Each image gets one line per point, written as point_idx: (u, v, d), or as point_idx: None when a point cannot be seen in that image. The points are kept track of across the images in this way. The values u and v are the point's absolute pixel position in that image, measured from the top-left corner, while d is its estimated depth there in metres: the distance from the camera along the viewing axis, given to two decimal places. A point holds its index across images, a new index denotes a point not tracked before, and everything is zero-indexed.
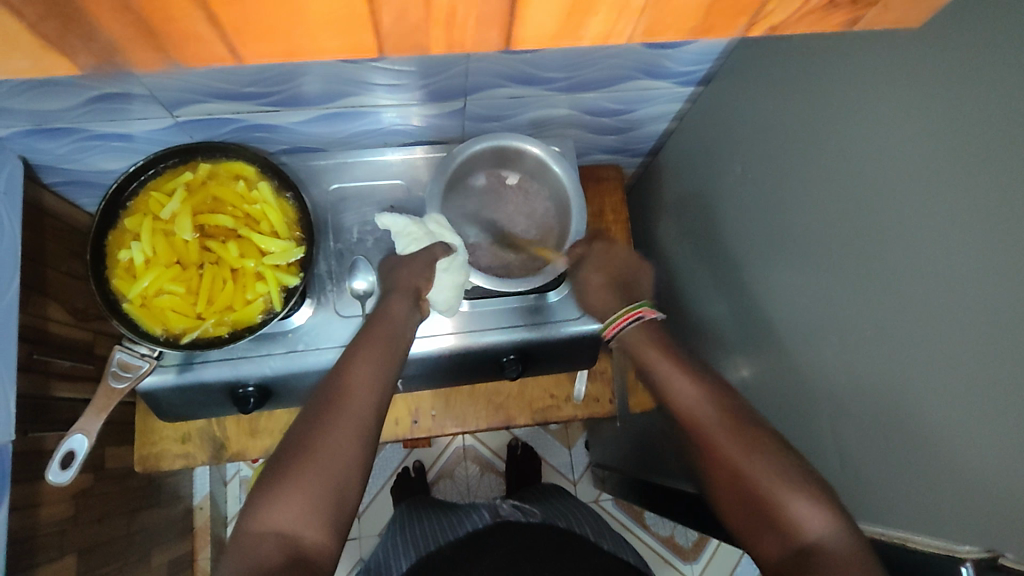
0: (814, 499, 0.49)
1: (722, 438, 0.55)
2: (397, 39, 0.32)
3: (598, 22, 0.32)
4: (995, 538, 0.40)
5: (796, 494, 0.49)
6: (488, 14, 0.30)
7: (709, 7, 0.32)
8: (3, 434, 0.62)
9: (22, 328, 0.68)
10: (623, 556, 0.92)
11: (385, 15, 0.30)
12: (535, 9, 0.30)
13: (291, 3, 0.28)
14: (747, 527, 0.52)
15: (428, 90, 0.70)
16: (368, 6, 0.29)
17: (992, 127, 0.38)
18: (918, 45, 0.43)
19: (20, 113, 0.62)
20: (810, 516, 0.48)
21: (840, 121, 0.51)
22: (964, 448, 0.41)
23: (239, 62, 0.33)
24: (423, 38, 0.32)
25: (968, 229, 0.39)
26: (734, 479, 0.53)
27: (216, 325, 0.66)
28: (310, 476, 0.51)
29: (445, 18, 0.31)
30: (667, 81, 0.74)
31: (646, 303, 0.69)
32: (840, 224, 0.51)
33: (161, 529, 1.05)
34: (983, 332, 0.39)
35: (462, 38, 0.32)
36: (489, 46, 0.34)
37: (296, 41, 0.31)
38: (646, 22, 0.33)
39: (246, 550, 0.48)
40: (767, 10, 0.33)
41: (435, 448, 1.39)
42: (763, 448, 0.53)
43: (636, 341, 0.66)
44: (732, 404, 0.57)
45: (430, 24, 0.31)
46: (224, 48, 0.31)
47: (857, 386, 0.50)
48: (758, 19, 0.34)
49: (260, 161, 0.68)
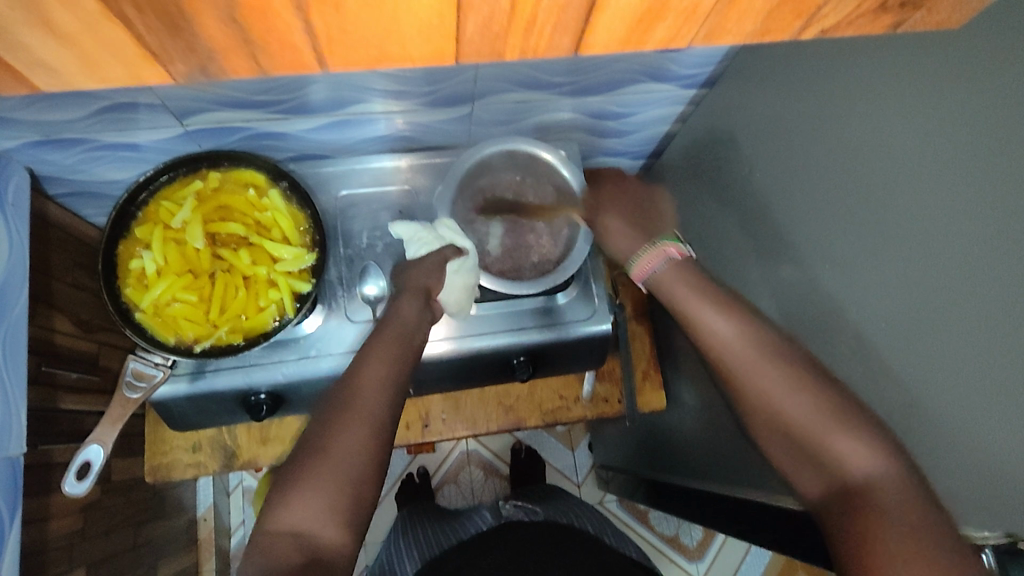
0: (859, 432, 0.47)
1: (756, 372, 0.52)
2: (476, 46, 0.38)
3: (665, 27, 0.38)
4: (1014, 522, 0.41)
5: (840, 431, 0.47)
6: (566, 21, 0.36)
7: (771, 9, 0.38)
8: (17, 446, 0.61)
9: (31, 340, 0.68)
10: (628, 552, 0.91)
11: (469, 25, 0.36)
12: (607, 18, 0.37)
13: (393, 17, 0.34)
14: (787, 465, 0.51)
15: (436, 97, 0.71)
16: (456, 18, 0.35)
17: (993, 123, 0.39)
18: (923, 47, 0.44)
19: (27, 123, 0.62)
20: (853, 451, 0.47)
21: (844, 120, 0.52)
22: (976, 434, 0.42)
23: (322, 68, 0.38)
24: (502, 45, 0.38)
25: (973, 221, 0.41)
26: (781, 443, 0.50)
27: (229, 333, 0.66)
28: (325, 475, 0.50)
29: (523, 25, 0.37)
30: (670, 84, 0.76)
31: (672, 236, 0.61)
32: (846, 222, 0.53)
33: (167, 541, 1.04)
34: (990, 320, 0.40)
35: (537, 44, 0.39)
36: (560, 50, 0.40)
37: (388, 49, 0.37)
38: (707, 29, 0.40)
39: (266, 550, 0.47)
40: (818, 15, 0.40)
41: (440, 453, 1.39)
42: (790, 416, 0.50)
43: (669, 282, 0.58)
44: (768, 344, 0.52)
45: (510, 32, 0.37)
46: (312, 55, 0.37)
47: (869, 378, 0.51)
48: (813, 22, 0.40)
49: (271, 169, 0.68)
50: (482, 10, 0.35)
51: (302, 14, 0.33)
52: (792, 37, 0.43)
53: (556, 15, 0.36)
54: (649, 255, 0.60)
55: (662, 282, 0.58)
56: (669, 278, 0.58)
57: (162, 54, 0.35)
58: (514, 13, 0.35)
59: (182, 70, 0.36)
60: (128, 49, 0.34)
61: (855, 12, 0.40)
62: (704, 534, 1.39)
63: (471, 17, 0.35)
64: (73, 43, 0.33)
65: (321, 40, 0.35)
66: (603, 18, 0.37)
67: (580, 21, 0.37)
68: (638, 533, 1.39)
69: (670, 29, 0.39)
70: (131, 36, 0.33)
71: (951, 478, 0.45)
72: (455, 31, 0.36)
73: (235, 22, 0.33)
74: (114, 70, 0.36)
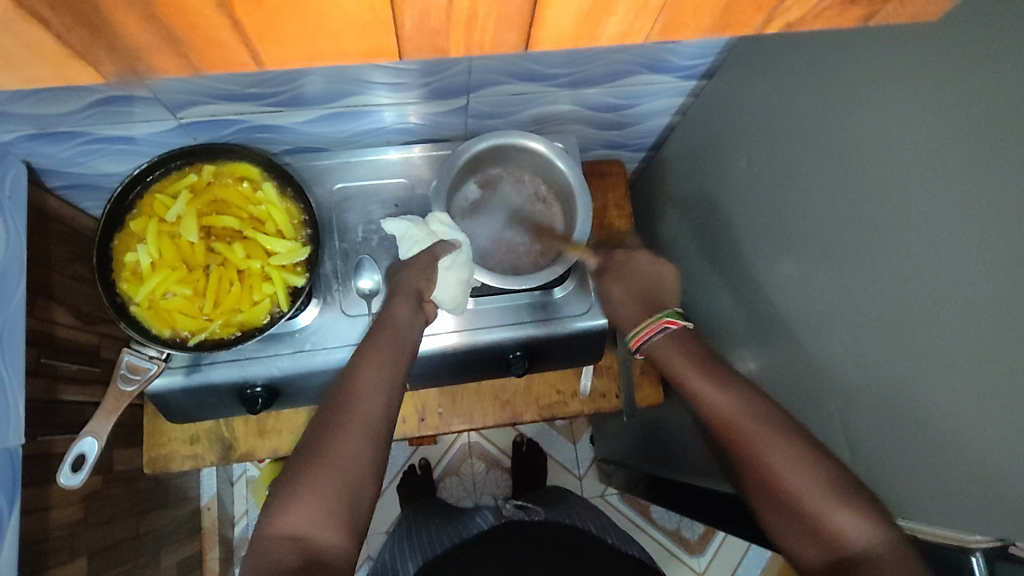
0: (849, 503, 0.50)
1: (753, 438, 0.55)
2: (416, 44, 0.39)
3: (618, 22, 0.39)
4: (1005, 529, 0.40)
5: (838, 501, 0.50)
6: (508, 16, 0.37)
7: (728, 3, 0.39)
8: (13, 437, 0.61)
9: (29, 332, 0.68)
10: (629, 552, 0.91)
11: (406, 21, 0.37)
12: (555, 11, 0.38)
13: (320, 24, 0.36)
14: (772, 486, 0.53)
15: (431, 88, 0.70)
16: (390, 14, 0.36)
17: (994, 118, 0.38)
18: (923, 41, 0.43)
19: (23, 116, 0.62)
20: (847, 521, 0.49)
21: (841, 114, 0.51)
22: (970, 438, 0.41)
23: (258, 66, 0.39)
24: (443, 40, 0.39)
25: (969, 221, 0.40)
26: (783, 504, 0.53)
27: (223, 326, 0.66)
28: (323, 480, 0.51)
29: (463, 21, 0.38)
30: (669, 75, 0.74)
31: (670, 311, 0.67)
32: (845, 218, 0.51)
33: (169, 530, 1.05)
34: (985, 324, 0.39)
35: (482, 39, 0.40)
36: (509, 44, 0.40)
37: (323, 46, 0.38)
38: (663, 21, 0.40)
39: (266, 554, 0.48)
40: (782, 7, 0.40)
41: (441, 445, 1.39)
42: (783, 507, 0.53)
43: (664, 352, 0.65)
44: (762, 404, 0.57)
45: (451, 27, 0.38)
46: (246, 55, 0.38)
47: (861, 380, 0.51)
48: (774, 17, 0.41)
49: (264, 162, 0.68)
50: (417, 5, 0.35)
51: (225, 11, 0.34)
52: (758, 30, 0.43)
53: (497, 9, 0.37)
54: (644, 329, 0.67)
55: (657, 353, 0.66)
56: (665, 348, 0.65)
57: (97, 54, 0.37)
58: (451, 9, 0.36)
59: (106, 67, 0.38)
60: (53, 47, 0.36)
61: (820, 5, 0.40)
62: (705, 529, 1.38)
63: (406, 12, 0.36)
64: (11, 29, 0.33)
65: (252, 38, 0.36)
66: (550, 12, 0.38)
67: (525, 15, 0.38)
68: (639, 527, 1.39)
69: (621, 23, 0.40)
70: (50, 35, 0.35)
71: (939, 483, 0.44)
72: (389, 26, 0.37)
73: (155, 20, 0.34)
74: (38, 68, 0.38)
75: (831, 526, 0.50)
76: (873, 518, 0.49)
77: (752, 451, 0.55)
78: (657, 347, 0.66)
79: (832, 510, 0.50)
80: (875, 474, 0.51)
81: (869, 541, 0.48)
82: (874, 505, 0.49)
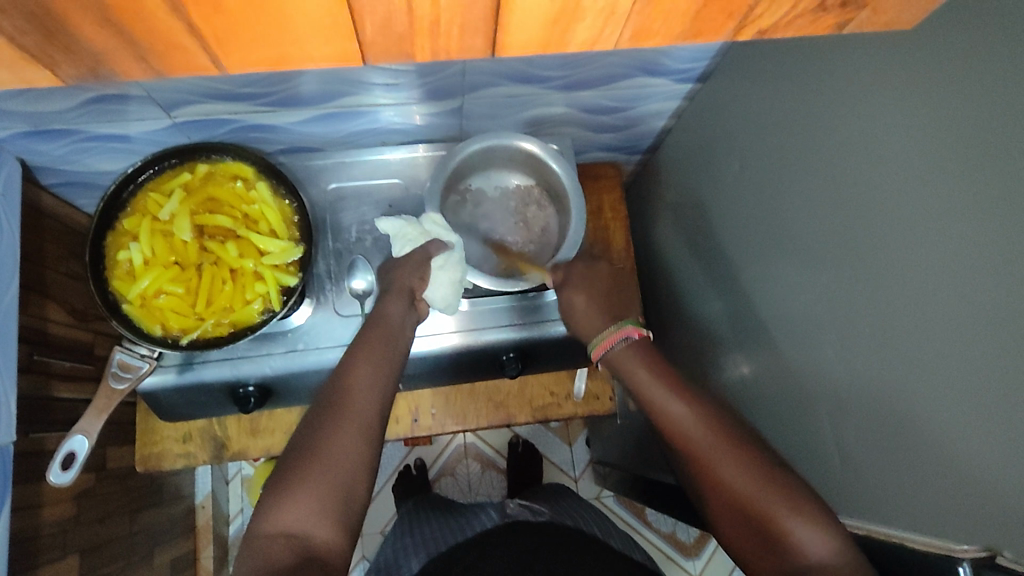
0: (808, 516, 0.49)
1: (710, 447, 0.54)
2: (380, 47, 0.39)
3: (585, 29, 0.39)
4: (994, 537, 0.39)
5: (796, 514, 0.49)
6: (473, 20, 0.37)
7: (697, 12, 0.39)
8: (5, 435, 0.61)
9: (22, 329, 0.68)
10: (632, 555, 0.91)
11: (368, 26, 0.37)
12: (516, 18, 0.38)
13: (282, 24, 0.35)
14: (729, 499, 0.52)
15: (425, 89, 0.70)
16: (350, 18, 0.36)
17: (987, 124, 0.38)
18: (918, 47, 0.43)
19: (17, 115, 0.62)
20: (807, 534, 0.48)
21: (834, 118, 0.51)
22: (960, 445, 0.41)
23: (222, 70, 0.40)
24: (408, 46, 0.39)
25: (962, 228, 0.39)
26: (739, 514, 0.51)
27: (215, 325, 0.66)
28: (317, 477, 0.51)
29: (427, 26, 0.38)
30: (665, 78, 0.74)
31: (632, 319, 0.67)
32: (838, 223, 0.51)
33: (163, 528, 1.05)
34: (975, 332, 0.39)
35: (448, 44, 0.40)
36: (475, 50, 0.41)
37: (287, 49, 0.38)
38: (631, 27, 0.40)
39: (259, 551, 0.48)
40: (752, 15, 0.40)
41: (436, 446, 1.39)
42: (738, 517, 0.52)
43: (624, 362, 0.64)
44: (719, 417, 0.56)
45: (414, 32, 0.38)
46: (206, 57, 0.38)
47: (851, 385, 0.51)
48: (747, 22, 0.41)
49: (259, 162, 0.68)
50: (377, 10, 0.35)
51: (181, 15, 0.33)
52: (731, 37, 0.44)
53: (461, 16, 0.37)
54: (608, 336, 0.66)
55: (617, 362, 0.64)
56: (625, 357, 0.64)
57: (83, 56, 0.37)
58: (413, 18, 0.36)
59: (89, 65, 0.38)
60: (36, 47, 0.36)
61: (792, 13, 0.40)
62: (700, 532, 1.38)
63: (367, 18, 0.36)
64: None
65: (209, 40, 0.36)
66: (512, 18, 0.38)
67: (487, 23, 0.38)
68: (635, 530, 1.39)
69: (591, 30, 0.40)
70: (4, 39, 0.34)
71: (928, 490, 0.44)
72: (350, 30, 0.37)
73: (111, 24, 0.34)
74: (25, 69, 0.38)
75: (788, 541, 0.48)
76: (833, 533, 0.48)
77: (709, 461, 0.54)
78: (619, 356, 0.64)
79: (789, 523, 0.49)
80: (866, 479, 0.51)
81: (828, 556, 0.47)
82: (830, 518, 0.49)
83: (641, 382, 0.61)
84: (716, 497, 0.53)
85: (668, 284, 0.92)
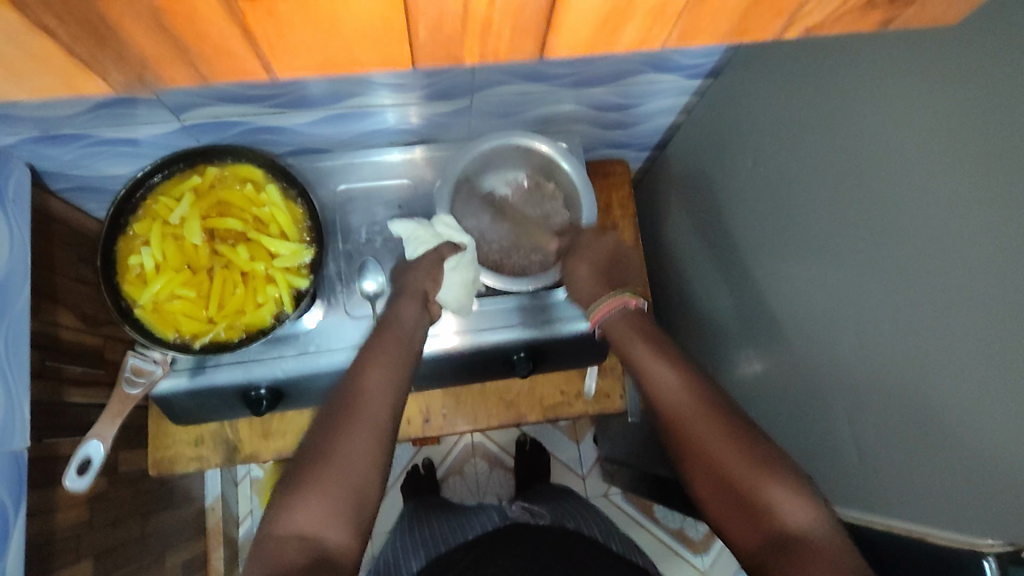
0: (788, 485, 0.51)
1: (697, 418, 0.57)
2: (430, 51, 0.40)
3: (634, 30, 0.40)
4: (1015, 531, 0.39)
5: (776, 481, 0.51)
6: (524, 22, 0.38)
7: (746, 9, 0.39)
8: (19, 440, 0.61)
9: (33, 335, 0.68)
10: (631, 558, 0.90)
11: (421, 30, 0.37)
12: (567, 23, 0.39)
13: (334, 25, 0.36)
14: (711, 466, 0.55)
15: (432, 89, 0.69)
16: (404, 22, 0.36)
17: (1004, 117, 0.38)
18: (935, 42, 0.43)
19: (26, 120, 0.61)
20: (785, 500, 0.50)
21: (850, 114, 0.51)
22: (979, 440, 0.41)
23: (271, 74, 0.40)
24: (458, 48, 0.40)
25: (978, 222, 0.39)
26: (721, 482, 0.54)
27: (227, 329, 0.66)
28: (328, 479, 0.51)
29: (478, 28, 0.39)
30: (674, 74, 0.74)
31: (631, 289, 0.70)
32: (853, 218, 0.51)
33: (174, 531, 1.05)
34: (994, 326, 0.39)
35: (498, 46, 0.40)
36: (524, 51, 0.41)
37: (336, 50, 0.38)
38: (680, 30, 0.41)
39: (270, 554, 0.47)
40: (800, 14, 0.40)
41: (445, 445, 1.39)
42: (721, 484, 0.54)
43: (619, 329, 0.67)
44: (707, 391, 0.59)
45: (466, 34, 0.39)
46: (255, 61, 0.38)
47: (869, 381, 0.50)
48: (794, 20, 0.41)
49: (268, 164, 0.67)
50: (432, 14, 0.36)
51: (238, 19, 0.34)
52: (777, 36, 0.44)
53: (513, 18, 0.38)
54: (603, 304, 0.69)
55: (613, 329, 0.67)
56: (620, 325, 0.67)
57: (95, 62, 0.37)
58: (467, 17, 0.37)
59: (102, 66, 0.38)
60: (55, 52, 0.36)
61: (840, 10, 0.40)
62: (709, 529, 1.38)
63: (421, 22, 0.37)
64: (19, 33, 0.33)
65: (262, 45, 0.37)
66: (565, 20, 0.38)
67: (539, 26, 0.38)
68: (644, 527, 1.39)
69: (640, 30, 0.40)
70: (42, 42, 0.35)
71: (946, 485, 0.44)
72: (405, 34, 0.38)
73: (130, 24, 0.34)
74: (46, 76, 0.38)
75: (767, 511, 0.50)
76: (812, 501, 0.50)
77: (692, 430, 0.57)
78: (614, 322, 0.68)
79: (768, 489, 0.51)
80: (883, 475, 0.51)
81: (807, 524, 0.48)
82: (808, 487, 0.51)
83: (634, 351, 0.64)
84: (699, 466, 0.55)
85: (678, 281, 0.92)
